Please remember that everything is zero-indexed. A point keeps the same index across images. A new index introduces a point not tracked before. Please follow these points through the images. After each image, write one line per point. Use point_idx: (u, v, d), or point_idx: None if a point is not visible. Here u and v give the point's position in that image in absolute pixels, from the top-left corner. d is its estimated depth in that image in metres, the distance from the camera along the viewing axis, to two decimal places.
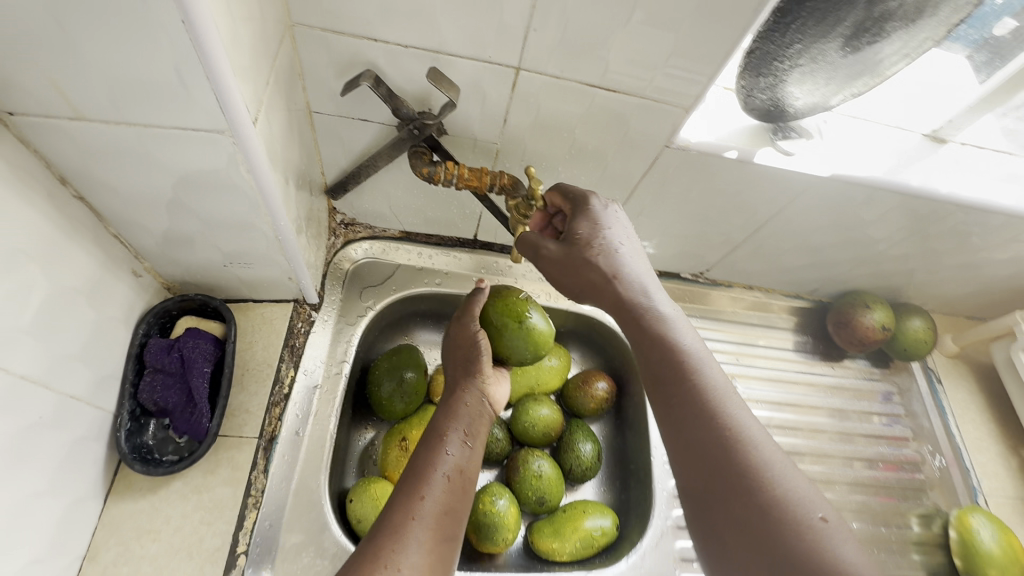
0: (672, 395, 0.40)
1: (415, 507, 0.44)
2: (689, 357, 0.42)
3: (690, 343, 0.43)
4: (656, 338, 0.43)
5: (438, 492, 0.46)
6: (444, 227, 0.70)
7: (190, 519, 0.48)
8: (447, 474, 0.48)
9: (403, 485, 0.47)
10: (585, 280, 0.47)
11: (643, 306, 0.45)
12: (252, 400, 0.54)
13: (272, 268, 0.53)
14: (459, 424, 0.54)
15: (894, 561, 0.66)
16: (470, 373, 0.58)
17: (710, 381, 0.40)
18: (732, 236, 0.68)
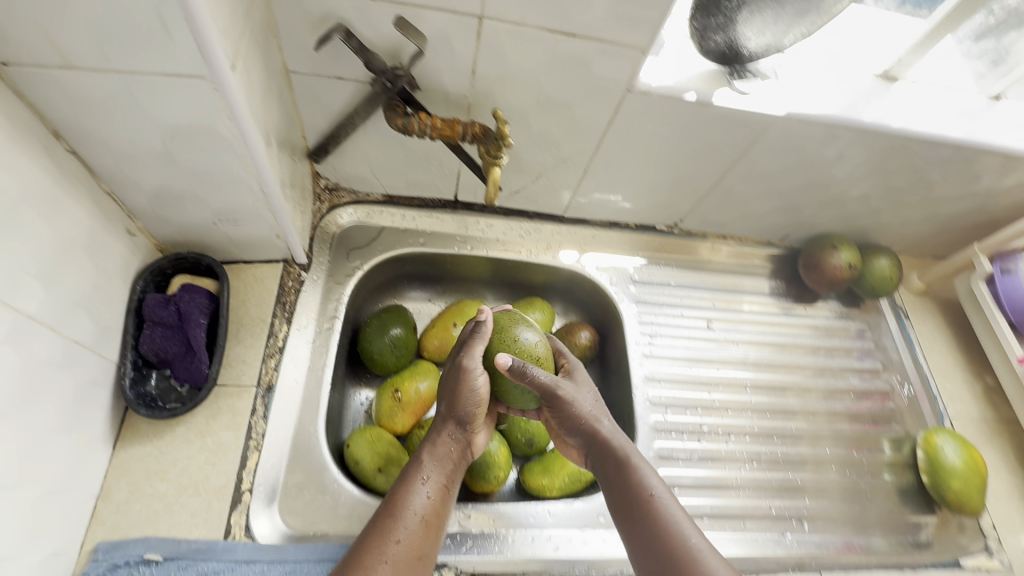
0: (639, 524, 0.48)
1: (390, 552, 0.46)
2: (656, 494, 0.49)
3: (657, 481, 0.50)
4: (630, 472, 0.51)
5: (410, 538, 0.48)
6: (426, 188, 0.72)
7: (195, 461, 0.51)
8: (421, 518, 0.49)
9: (376, 523, 0.48)
10: (576, 425, 0.53)
11: (619, 445, 0.52)
12: (248, 352, 0.57)
13: (260, 224, 0.55)
14: (438, 466, 0.52)
15: (866, 481, 0.70)
16: (460, 418, 0.54)
17: (673, 517, 0.48)
18: (701, 184, 0.71)
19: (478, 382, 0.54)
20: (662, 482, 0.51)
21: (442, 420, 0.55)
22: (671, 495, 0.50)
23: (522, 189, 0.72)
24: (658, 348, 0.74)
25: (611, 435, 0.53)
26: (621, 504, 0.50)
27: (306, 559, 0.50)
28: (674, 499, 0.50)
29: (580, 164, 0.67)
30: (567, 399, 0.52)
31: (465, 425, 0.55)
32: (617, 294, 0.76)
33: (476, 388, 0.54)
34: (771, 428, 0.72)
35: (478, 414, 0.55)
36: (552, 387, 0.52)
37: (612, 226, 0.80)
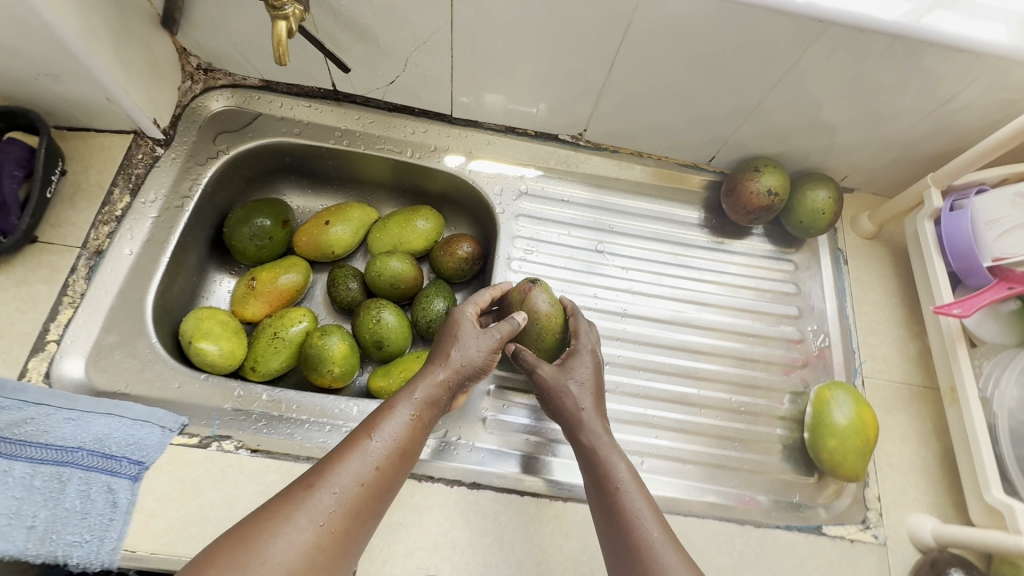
0: (608, 514, 0.47)
1: (367, 473, 0.43)
2: (620, 483, 0.48)
3: (627, 473, 0.49)
4: (600, 461, 0.50)
5: (380, 464, 0.44)
6: (300, 75, 0.68)
7: (7, 306, 0.54)
8: (393, 448, 0.46)
9: (350, 438, 0.45)
10: (557, 409, 0.55)
11: (591, 433, 0.52)
12: (79, 215, 0.58)
13: (84, 84, 0.55)
14: (423, 402, 0.50)
15: (735, 428, 0.62)
16: (463, 366, 0.53)
17: (633, 504, 0.46)
18: (590, 81, 0.63)
19: (490, 349, 0.55)
20: (634, 478, 0.49)
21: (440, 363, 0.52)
22: (644, 491, 0.48)
23: (397, 80, 0.67)
24: (531, 265, 0.68)
25: (594, 421, 0.53)
26: (593, 494, 0.49)
27: (96, 411, 0.52)
28: (643, 489, 0.48)
29: (444, 48, 0.61)
30: (545, 382, 0.55)
31: (465, 373, 0.53)
32: (500, 205, 0.71)
33: (488, 349, 0.55)
34: (641, 360, 0.65)
35: (479, 369, 0.54)
36: (530, 368, 0.56)
37: (510, 133, 0.73)
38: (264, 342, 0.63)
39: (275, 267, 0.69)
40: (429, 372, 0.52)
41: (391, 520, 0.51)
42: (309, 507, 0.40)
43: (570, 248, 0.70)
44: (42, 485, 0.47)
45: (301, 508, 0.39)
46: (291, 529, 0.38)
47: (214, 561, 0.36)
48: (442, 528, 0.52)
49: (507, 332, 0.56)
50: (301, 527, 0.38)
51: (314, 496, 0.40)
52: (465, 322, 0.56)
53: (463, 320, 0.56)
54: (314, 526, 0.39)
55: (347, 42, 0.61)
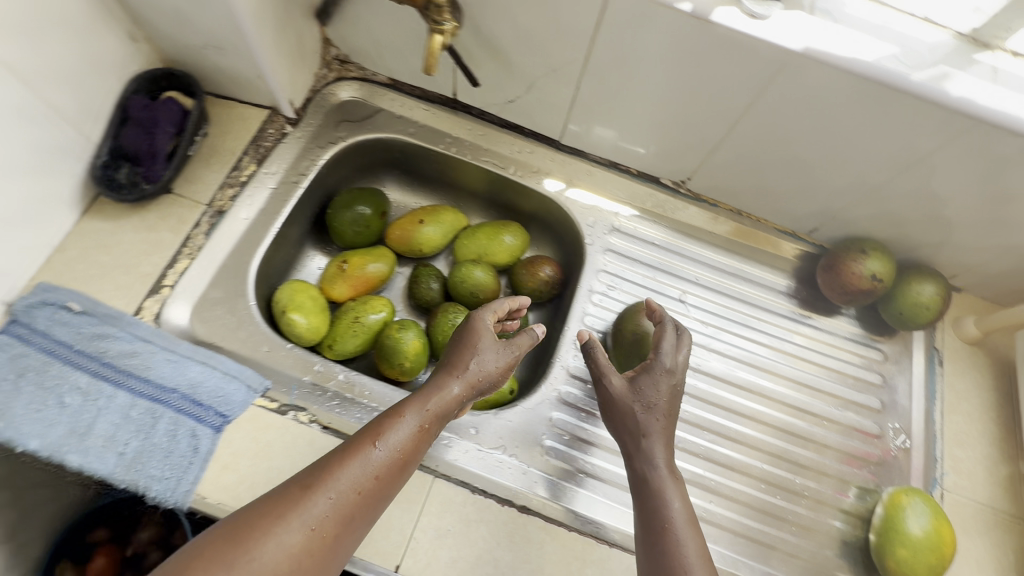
0: (651, 548, 0.45)
1: (366, 481, 0.42)
2: (672, 523, 0.46)
3: (682, 514, 0.47)
4: (656, 495, 0.48)
5: (379, 472, 0.43)
6: (427, 80, 0.72)
7: (136, 247, 0.58)
8: (396, 455, 0.45)
9: (350, 441, 0.44)
10: (619, 425, 0.53)
11: (650, 462, 0.50)
12: (210, 175, 0.63)
13: (242, 59, 0.59)
14: (431, 413, 0.49)
15: (793, 511, 0.60)
16: (473, 376, 0.52)
17: (684, 549, 0.44)
18: (709, 133, 0.63)
19: (500, 361, 0.54)
20: (688, 521, 0.47)
21: (454, 376, 0.52)
22: (695, 537, 0.46)
23: (516, 99, 0.68)
24: (611, 301, 0.69)
25: (656, 453, 0.50)
26: (640, 523, 0.48)
27: (189, 358, 0.55)
28: (697, 535, 0.46)
29: (571, 78, 0.62)
30: (611, 396, 0.54)
31: (476, 383, 0.53)
32: (590, 236, 0.71)
33: (496, 362, 0.54)
34: (705, 421, 0.63)
35: (489, 381, 0.53)
36: (600, 376, 0.55)
37: (612, 168, 0.74)
38: (345, 324, 0.66)
39: (367, 254, 0.72)
40: (442, 382, 0.51)
41: (440, 525, 0.52)
42: (306, 507, 0.39)
43: (652, 291, 0.70)
44: (138, 417, 0.51)
45: (296, 509, 0.39)
46: (284, 532, 0.38)
47: (201, 552, 0.36)
48: (487, 545, 0.52)
49: (523, 347, 0.57)
50: (295, 530, 0.38)
51: (312, 499, 0.40)
52: (486, 333, 0.55)
53: (483, 330, 0.55)
54: (308, 530, 0.39)
55: (481, 57, 0.63)
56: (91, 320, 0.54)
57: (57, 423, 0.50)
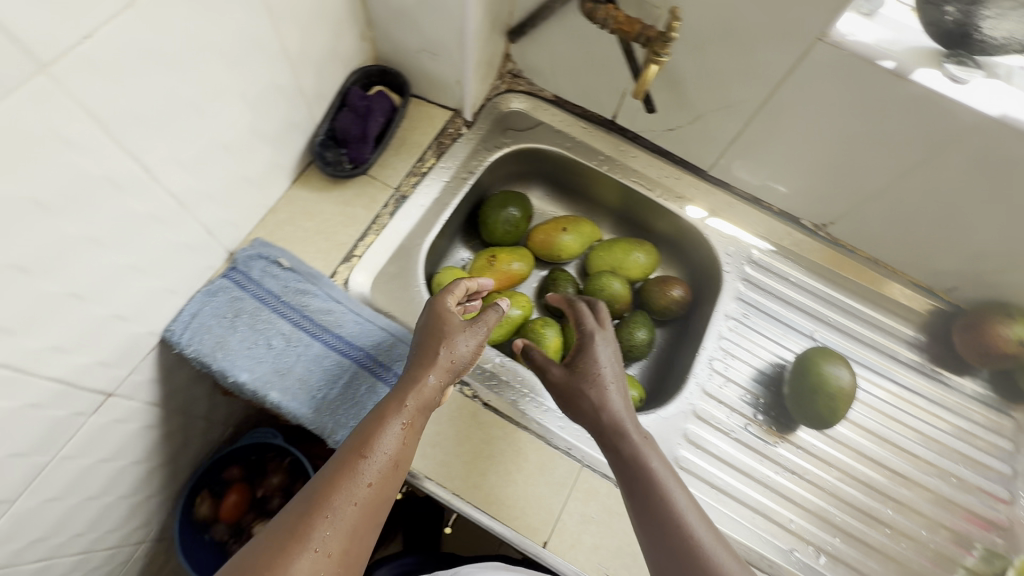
0: (650, 513, 0.47)
1: (362, 491, 0.41)
2: (659, 478, 0.48)
3: (663, 465, 0.49)
4: (634, 462, 0.49)
5: (374, 480, 0.42)
6: (591, 101, 0.78)
7: (334, 218, 0.66)
8: (386, 457, 0.44)
9: (336, 459, 0.43)
10: (580, 406, 0.54)
11: (622, 431, 0.51)
12: (397, 163, 0.70)
13: (450, 65, 0.67)
14: (414, 410, 0.47)
15: (920, 563, 0.61)
16: (446, 364, 0.50)
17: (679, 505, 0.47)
18: (870, 182, 0.65)
19: (472, 342, 0.52)
20: (670, 471, 0.49)
21: (431, 368, 0.49)
22: (679, 482, 0.49)
23: (677, 129, 0.73)
24: (745, 328, 0.72)
25: (624, 420, 0.51)
26: (629, 493, 0.49)
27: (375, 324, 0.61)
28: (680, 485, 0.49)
29: (743, 115, 0.66)
30: (558, 378, 0.55)
31: (452, 371, 0.51)
32: (728, 266, 0.74)
33: (467, 344, 0.52)
34: (830, 457, 0.66)
35: (461, 366, 0.52)
36: (542, 367, 0.57)
37: (754, 203, 0.77)
38: None
39: (513, 252, 0.77)
40: (420, 374, 0.49)
41: (586, 511, 0.56)
42: (314, 532, 0.38)
43: (785, 325, 0.72)
44: (330, 367, 0.58)
45: (303, 540, 0.38)
46: (293, 563, 0.37)
47: None
48: (627, 537, 0.55)
49: (491, 323, 0.55)
50: (304, 557, 0.37)
51: (314, 524, 0.39)
52: (449, 318, 0.53)
53: (448, 315, 0.53)
54: (325, 557, 0.38)
55: (658, 87, 0.68)
56: (299, 277, 0.61)
57: (266, 362, 0.57)
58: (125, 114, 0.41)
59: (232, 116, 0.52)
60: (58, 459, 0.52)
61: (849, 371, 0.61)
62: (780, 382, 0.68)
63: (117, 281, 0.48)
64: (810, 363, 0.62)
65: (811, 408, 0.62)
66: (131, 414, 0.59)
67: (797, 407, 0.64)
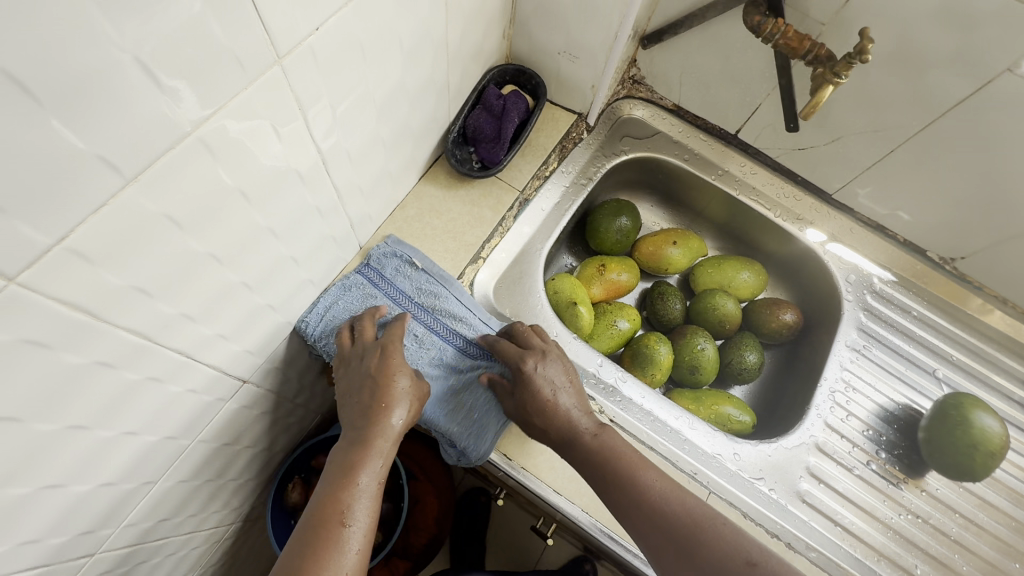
0: (636, 512, 0.45)
1: (352, 561, 0.41)
2: (633, 469, 0.47)
3: (630, 452, 0.48)
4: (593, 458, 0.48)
5: (359, 545, 0.42)
6: (715, 113, 0.75)
7: (461, 216, 0.65)
8: (365, 519, 0.43)
9: (312, 534, 0.41)
10: (545, 425, 0.51)
11: (582, 434, 0.49)
12: (522, 164, 0.69)
13: (589, 68, 0.65)
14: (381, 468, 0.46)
15: None
16: (401, 415, 0.49)
17: (655, 487, 0.46)
18: (1023, 220, 0.62)
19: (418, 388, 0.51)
20: (638, 457, 0.48)
21: (388, 425, 0.47)
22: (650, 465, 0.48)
23: (809, 148, 0.71)
24: (865, 361, 0.70)
25: (574, 425, 0.50)
26: (609, 494, 0.47)
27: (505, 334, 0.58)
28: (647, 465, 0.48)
29: (891, 140, 0.64)
30: (520, 405, 0.52)
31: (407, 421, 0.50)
32: (848, 294, 0.72)
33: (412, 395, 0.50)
34: (955, 503, 0.64)
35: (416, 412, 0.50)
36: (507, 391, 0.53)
37: (878, 230, 0.75)
38: (603, 325, 0.69)
39: (622, 263, 0.75)
40: (380, 427, 0.47)
41: None
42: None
43: (905, 360, 0.70)
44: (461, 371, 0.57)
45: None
46: None
47: None
48: None
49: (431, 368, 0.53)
50: None
51: None
52: (389, 363, 0.50)
53: (390, 363, 0.50)
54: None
55: None
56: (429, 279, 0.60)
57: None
58: (322, 105, 0.40)
59: (394, 109, 0.51)
60: (196, 442, 0.52)
61: (998, 421, 0.59)
62: (915, 426, 0.67)
63: (279, 271, 0.47)
64: (959, 407, 0.60)
65: (955, 456, 0.59)
66: (255, 400, 0.59)
67: (934, 452, 0.62)
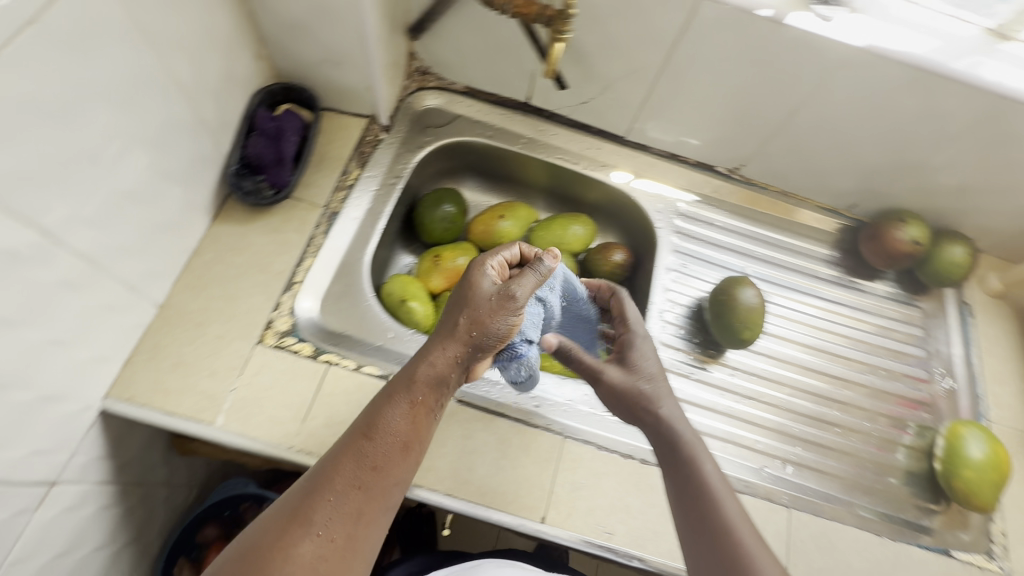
0: (701, 518, 0.47)
1: (361, 475, 0.41)
2: (710, 483, 0.49)
3: (713, 470, 0.50)
4: (665, 446, 0.52)
5: (376, 458, 0.42)
6: (504, 86, 0.79)
7: (266, 247, 0.63)
8: (392, 435, 0.43)
9: (346, 440, 0.43)
10: (630, 406, 0.54)
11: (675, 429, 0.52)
12: (322, 179, 0.68)
13: (356, 71, 0.65)
14: (425, 388, 0.46)
15: (864, 449, 0.69)
16: (465, 333, 0.47)
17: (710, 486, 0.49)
18: (769, 122, 0.71)
19: (510, 318, 0.48)
20: (717, 474, 0.50)
21: (451, 340, 0.47)
22: (725, 484, 0.49)
23: (590, 101, 0.76)
24: (686, 277, 0.77)
25: (666, 422, 0.52)
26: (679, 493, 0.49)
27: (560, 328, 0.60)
28: (710, 461, 0.50)
29: (647, 78, 0.70)
30: (613, 385, 0.55)
31: (471, 344, 0.47)
32: (659, 221, 0.79)
33: (505, 318, 0.48)
34: (781, 377, 0.73)
35: (494, 336, 0.48)
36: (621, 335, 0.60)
37: (672, 159, 0.82)
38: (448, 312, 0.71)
39: (456, 248, 0.78)
40: (435, 348, 0.47)
41: (575, 479, 0.58)
42: (312, 515, 0.39)
43: (718, 267, 0.78)
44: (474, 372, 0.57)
45: (302, 517, 0.39)
46: (292, 549, 0.38)
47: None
48: (618, 493, 0.58)
49: (529, 284, 0.49)
50: (304, 538, 0.38)
51: (315, 506, 0.40)
52: (473, 284, 0.49)
53: (480, 280, 0.49)
54: (323, 534, 0.39)
55: (565, 64, 0.71)
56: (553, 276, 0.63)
57: (232, 411, 0.55)
58: (16, 176, 0.38)
59: (134, 160, 0.49)
60: (7, 565, 0.47)
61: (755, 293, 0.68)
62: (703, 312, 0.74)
63: (40, 358, 0.44)
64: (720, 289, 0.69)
65: (727, 327, 0.68)
66: (84, 498, 0.54)
67: (720, 330, 0.70)
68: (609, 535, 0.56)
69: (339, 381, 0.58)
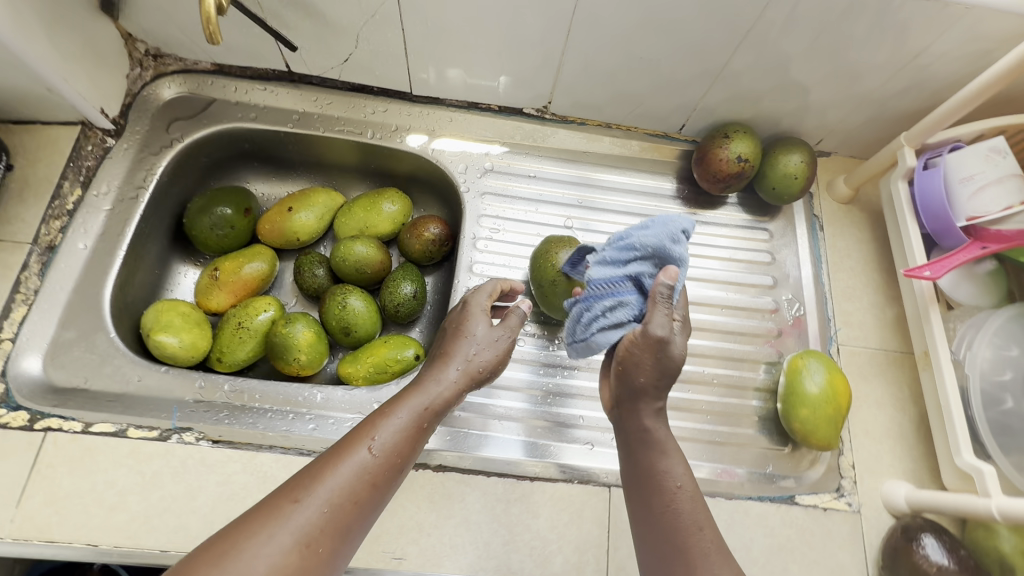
0: (658, 519, 0.41)
1: (359, 486, 0.38)
2: (677, 488, 0.42)
3: (687, 478, 0.43)
4: (638, 433, 0.45)
5: (371, 470, 0.39)
6: (253, 58, 0.66)
7: None
8: (388, 452, 0.40)
9: (342, 442, 0.40)
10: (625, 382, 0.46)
11: (651, 427, 0.45)
12: (28, 211, 0.58)
13: (23, 74, 0.54)
14: (423, 410, 0.44)
15: (709, 402, 0.61)
16: (464, 362, 0.48)
17: (674, 482, 0.42)
18: (549, 48, 0.61)
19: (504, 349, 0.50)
20: (692, 480, 0.43)
21: (454, 368, 0.47)
22: (698, 492, 0.43)
23: (351, 57, 0.65)
24: (498, 244, 0.68)
25: (649, 415, 0.45)
26: (640, 488, 0.44)
27: (683, 316, 0.46)
28: (680, 456, 0.44)
29: (393, 20, 0.59)
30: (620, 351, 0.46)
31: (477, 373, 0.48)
32: (462, 185, 0.69)
33: (500, 350, 0.50)
34: None
35: (493, 364, 0.50)
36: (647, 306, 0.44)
37: (473, 108, 0.71)
38: (229, 332, 0.61)
39: (238, 255, 0.67)
40: (437, 374, 0.47)
41: None
42: (289, 522, 0.34)
43: (535, 225, 0.69)
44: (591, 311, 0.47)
45: (279, 526, 0.34)
46: (265, 555, 0.33)
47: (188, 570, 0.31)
48: (408, 511, 0.51)
49: (515, 325, 0.51)
50: (282, 542, 0.33)
51: (298, 508, 0.35)
52: (473, 315, 0.50)
53: (474, 314, 0.51)
54: (300, 547, 0.34)
55: (294, 20, 0.59)
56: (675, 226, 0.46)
57: None
58: None
59: None
60: None
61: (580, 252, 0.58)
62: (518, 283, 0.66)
63: None
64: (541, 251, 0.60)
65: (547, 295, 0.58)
66: None
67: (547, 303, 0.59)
68: (398, 561, 0.50)
69: (58, 449, 0.50)
